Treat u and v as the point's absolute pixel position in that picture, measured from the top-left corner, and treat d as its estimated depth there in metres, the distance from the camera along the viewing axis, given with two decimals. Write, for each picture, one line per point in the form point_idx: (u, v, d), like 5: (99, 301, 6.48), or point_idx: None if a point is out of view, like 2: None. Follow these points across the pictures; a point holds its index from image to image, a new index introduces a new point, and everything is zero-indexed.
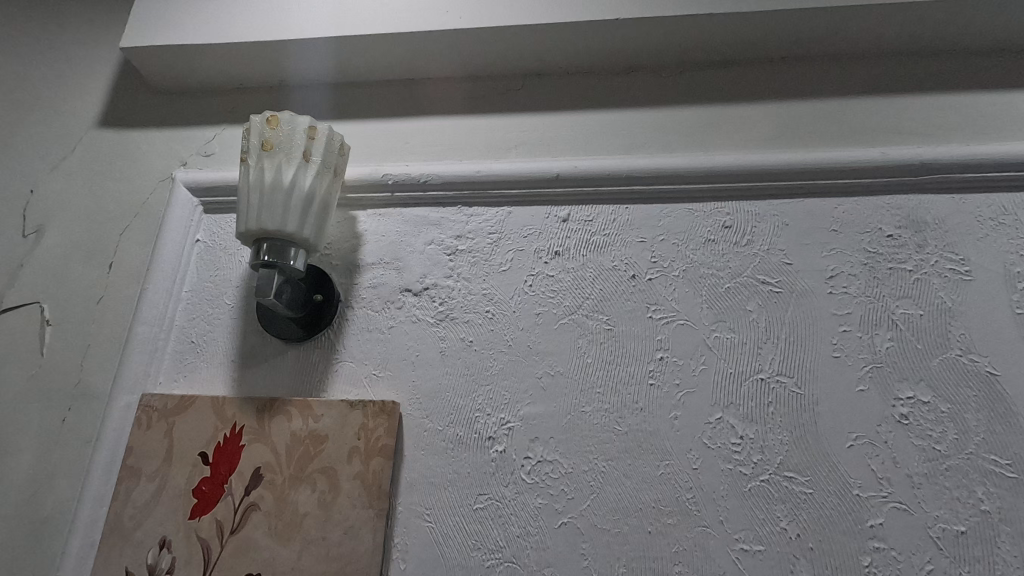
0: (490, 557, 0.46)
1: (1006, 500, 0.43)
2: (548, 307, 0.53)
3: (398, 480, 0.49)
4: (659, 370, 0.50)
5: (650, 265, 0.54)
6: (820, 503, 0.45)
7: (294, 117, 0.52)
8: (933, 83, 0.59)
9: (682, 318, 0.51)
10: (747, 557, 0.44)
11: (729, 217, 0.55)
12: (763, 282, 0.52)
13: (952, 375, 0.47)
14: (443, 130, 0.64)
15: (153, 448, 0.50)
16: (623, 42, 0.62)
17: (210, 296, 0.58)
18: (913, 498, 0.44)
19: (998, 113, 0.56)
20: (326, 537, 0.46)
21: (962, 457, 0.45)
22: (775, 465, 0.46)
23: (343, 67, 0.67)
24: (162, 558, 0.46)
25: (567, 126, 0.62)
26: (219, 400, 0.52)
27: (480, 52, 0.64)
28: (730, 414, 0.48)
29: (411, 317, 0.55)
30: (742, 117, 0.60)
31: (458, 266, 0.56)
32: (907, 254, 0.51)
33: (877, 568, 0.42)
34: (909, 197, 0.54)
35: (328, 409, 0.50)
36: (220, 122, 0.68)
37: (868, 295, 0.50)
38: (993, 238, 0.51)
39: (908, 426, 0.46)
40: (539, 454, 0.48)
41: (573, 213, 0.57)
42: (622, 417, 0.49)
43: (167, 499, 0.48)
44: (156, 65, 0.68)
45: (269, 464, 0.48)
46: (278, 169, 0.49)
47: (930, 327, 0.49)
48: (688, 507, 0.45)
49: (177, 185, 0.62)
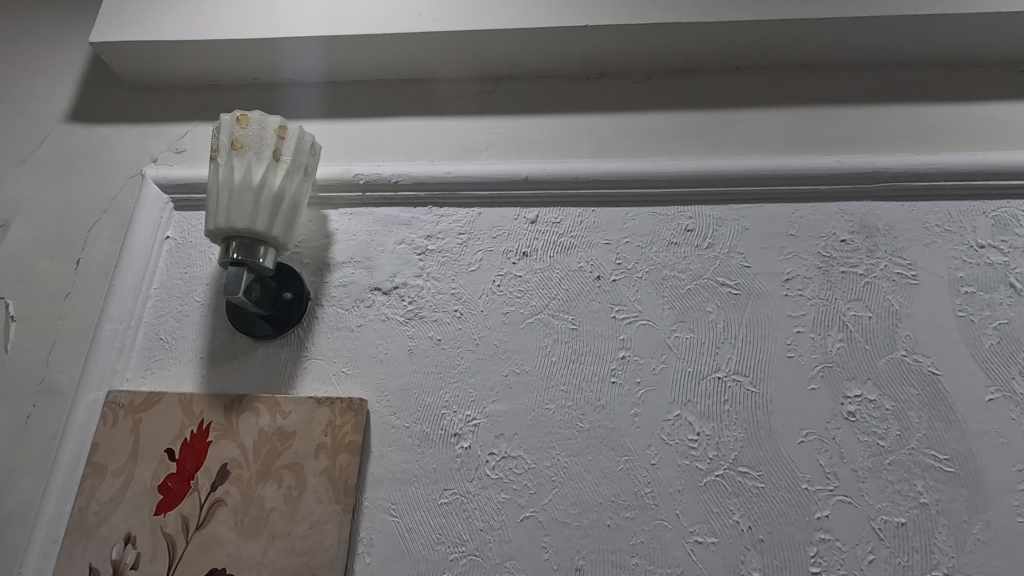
0: (453, 550, 0.47)
1: (944, 493, 0.46)
2: (515, 307, 0.54)
3: (364, 476, 0.49)
4: (621, 369, 0.51)
5: (615, 267, 0.55)
6: (771, 497, 0.46)
7: (265, 117, 0.52)
8: (888, 95, 0.62)
9: (644, 318, 0.53)
10: (701, 549, 0.45)
11: (691, 221, 0.57)
12: (722, 284, 0.54)
13: (897, 374, 0.49)
14: (416, 132, 0.65)
15: (119, 444, 0.50)
16: (590, 48, 0.63)
17: (179, 293, 0.58)
18: (858, 491, 0.46)
19: (946, 125, 0.59)
20: (292, 531, 0.46)
21: (904, 453, 0.47)
22: (730, 461, 0.48)
23: (316, 67, 0.68)
24: (127, 554, 0.47)
25: (536, 128, 0.64)
26: (186, 396, 0.52)
27: (451, 54, 0.65)
28: (689, 411, 0.50)
29: (381, 315, 0.55)
30: (706, 123, 0.62)
31: (427, 265, 0.57)
32: (859, 259, 0.54)
33: (822, 558, 0.44)
34: (863, 204, 0.56)
35: (296, 406, 0.50)
36: (192, 119, 0.68)
37: (821, 297, 0.52)
38: (940, 244, 0.53)
39: (855, 423, 0.48)
40: (503, 450, 0.49)
41: (541, 214, 0.58)
42: (584, 414, 0.50)
43: (132, 495, 0.49)
44: (127, 61, 0.67)
45: (236, 461, 0.49)
46: (247, 168, 0.49)
47: (878, 328, 0.51)
48: (645, 501, 0.47)
49: (147, 183, 0.62)
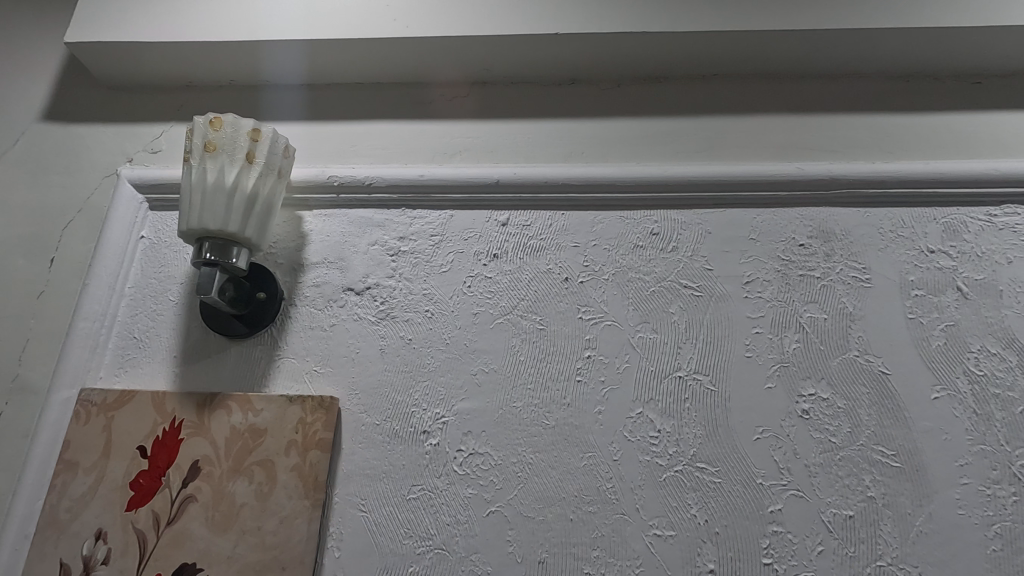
0: (420, 544, 0.48)
1: (890, 487, 0.48)
2: (485, 307, 0.56)
3: (335, 472, 0.51)
4: (587, 368, 0.53)
5: (582, 269, 0.57)
6: (727, 491, 0.48)
7: (238, 119, 0.52)
8: (848, 105, 0.64)
9: (610, 319, 0.55)
10: (659, 542, 0.47)
11: (656, 225, 0.58)
12: (685, 286, 0.56)
13: (849, 373, 0.51)
14: (391, 135, 0.66)
15: (91, 442, 0.51)
16: (560, 55, 0.65)
17: (154, 292, 0.58)
18: (809, 486, 0.48)
19: (902, 134, 0.61)
20: (262, 526, 0.47)
21: (854, 448, 0.49)
22: (689, 457, 0.50)
23: (292, 68, 0.68)
24: (98, 549, 0.47)
25: (509, 133, 0.65)
26: (159, 394, 0.53)
27: (425, 58, 0.66)
28: (650, 409, 0.51)
29: (353, 315, 0.56)
30: (673, 131, 0.64)
31: (400, 267, 0.58)
32: (817, 262, 0.56)
33: (774, 549, 0.46)
34: (822, 209, 0.58)
35: (268, 404, 0.51)
36: (168, 120, 0.69)
37: (779, 299, 0.54)
38: (893, 249, 0.56)
39: (808, 420, 0.50)
40: (471, 447, 0.51)
41: (511, 217, 0.60)
42: (550, 412, 0.52)
43: (104, 492, 0.49)
44: (103, 61, 0.68)
45: (208, 457, 0.50)
46: (220, 170, 0.50)
47: (833, 329, 0.53)
48: (607, 496, 0.49)
49: (121, 182, 0.63)
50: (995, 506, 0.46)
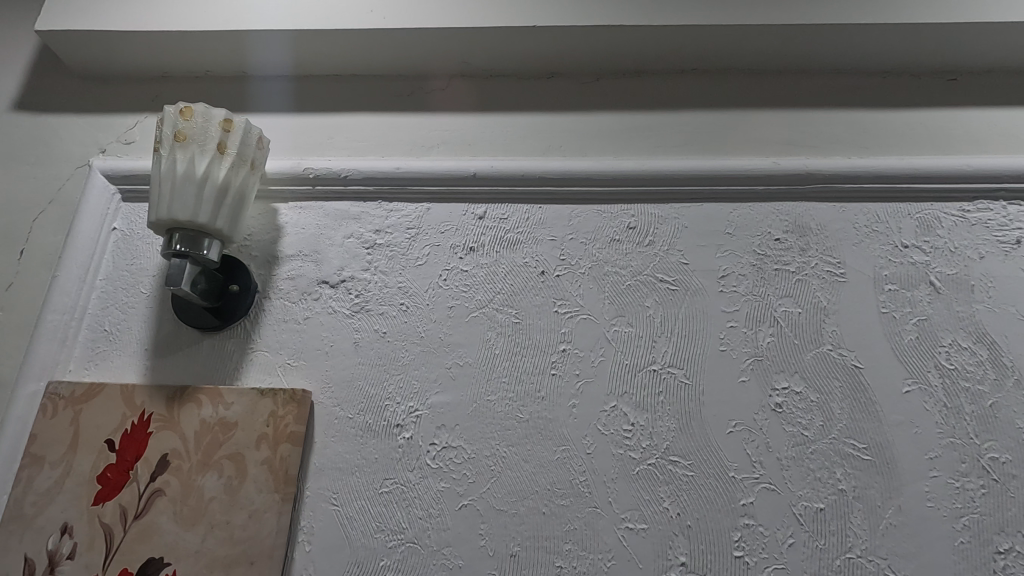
0: (392, 538, 0.48)
1: (861, 480, 0.48)
2: (460, 301, 0.56)
3: (306, 466, 0.50)
4: (562, 361, 0.53)
5: (558, 262, 0.57)
6: (699, 484, 0.48)
7: (209, 109, 0.52)
8: (825, 100, 0.64)
9: (585, 312, 0.54)
10: (631, 535, 0.47)
11: (633, 218, 0.58)
12: (661, 280, 0.56)
13: (822, 367, 0.52)
14: (368, 127, 0.66)
15: (57, 435, 0.50)
16: (538, 48, 0.65)
17: (126, 284, 0.58)
18: (781, 478, 0.48)
19: (878, 130, 0.62)
20: (230, 521, 0.47)
21: (826, 442, 0.49)
22: (662, 450, 0.50)
23: (269, 59, 0.68)
24: (64, 544, 0.47)
25: (486, 127, 0.65)
26: (128, 387, 0.52)
27: (402, 51, 0.66)
28: (624, 402, 0.51)
29: (327, 308, 0.56)
30: (651, 125, 0.63)
31: (375, 260, 0.58)
32: (792, 257, 0.56)
33: (745, 542, 0.47)
34: (798, 204, 0.58)
35: (239, 397, 0.51)
36: (143, 110, 0.68)
37: (754, 294, 0.54)
38: (867, 243, 0.56)
39: (781, 414, 0.50)
40: (444, 440, 0.51)
41: (488, 210, 0.59)
42: (524, 405, 0.51)
43: (70, 486, 0.49)
44: (75, 50, 0.67)
45: (177, 451, 0.49)
46: (189, 161, 0.50)
47: (807, 323, 0.53)
48: (580, 489, 0.49)
49: (93, 173, 0.62)
50: (963, 498, 0.47)
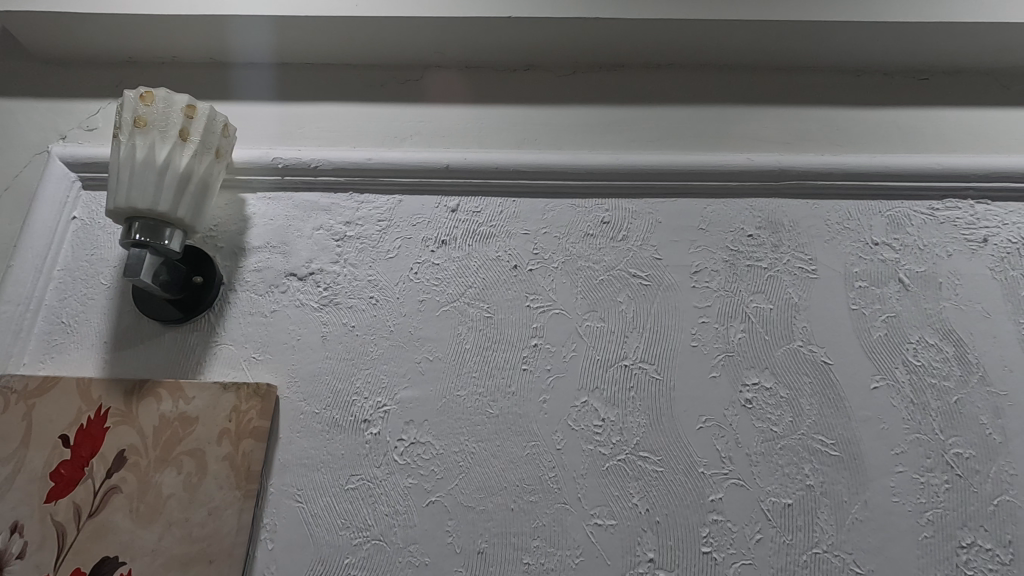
0: (357, 536, 0.47)
1: (828, 475, 0.48)
2: (431, 294, 0.55)
3: (270, 462, 0.49)
4: (533, 356, 0.52)
5: (532, 257, 0.56)
6: (669, 480, 0.48)
7: (171, 94, 0.50)
8: (799, 97, 0.64)
9: (558, 308, 0.54)
10: (600, 531, 0.47)
11: (607, 213, 0.58)
12: (634, 275, 0.55)
13: (792, 363, 0.52)
14: (340, 117, 0.64)
15: (8, 430, 0.48)
16: (516, 40, 0.64)
17: (85, 275, 0.56)
18: (750, 474, 0.48)
19: (852, 128, 0.62)
20: (189, 518, 0.46)
21: (795, 438, 0.49)
22: (632, 445, 0.49)
23: (239, 46, 0.66)
24: (13, 543, 0.45)
25: (460, 118, 0.64)
26: (84, 382, 0.50)
27: (375, 39, 0.65)
28: (595, 398, 0.51)
29: (295, 301, 0.55)
30: (627, 119, 0.63)
31: (345, 252, 0.57)
32: (764, 253, 0.56)
33: (713, 538, 0.46)
34: (771, 201, 0.58)
35: (200, 392, 0.49)
36: (107, 96, 0.66)
37: (726, 290, 0.54)
38: (839, 240, 0.56)
39: (751, 410, 0.50)
40: (412, 436, 0.50)
41: (461, 203, 0.59)
42: (495, 401, 0.51)
43: (22, 482, 0.47)
44: (34, 32, 0.64)
45: (135, 447, 0.48)
46: (150, 147, 0.48)
47: (777, 319, 0.53)
48: (549, 485, 0.48)
49: (52, 160, 0.60)
50: (928, 493, 0.47)
